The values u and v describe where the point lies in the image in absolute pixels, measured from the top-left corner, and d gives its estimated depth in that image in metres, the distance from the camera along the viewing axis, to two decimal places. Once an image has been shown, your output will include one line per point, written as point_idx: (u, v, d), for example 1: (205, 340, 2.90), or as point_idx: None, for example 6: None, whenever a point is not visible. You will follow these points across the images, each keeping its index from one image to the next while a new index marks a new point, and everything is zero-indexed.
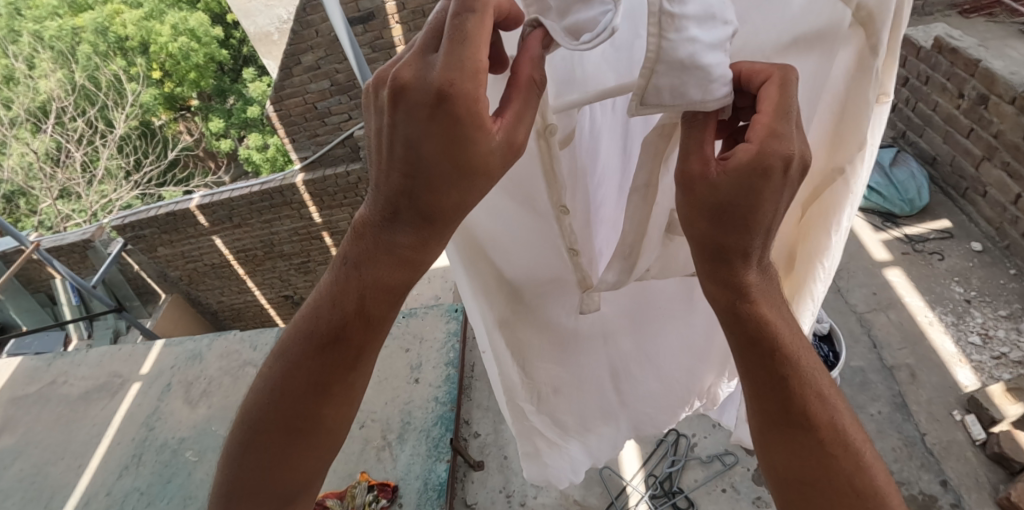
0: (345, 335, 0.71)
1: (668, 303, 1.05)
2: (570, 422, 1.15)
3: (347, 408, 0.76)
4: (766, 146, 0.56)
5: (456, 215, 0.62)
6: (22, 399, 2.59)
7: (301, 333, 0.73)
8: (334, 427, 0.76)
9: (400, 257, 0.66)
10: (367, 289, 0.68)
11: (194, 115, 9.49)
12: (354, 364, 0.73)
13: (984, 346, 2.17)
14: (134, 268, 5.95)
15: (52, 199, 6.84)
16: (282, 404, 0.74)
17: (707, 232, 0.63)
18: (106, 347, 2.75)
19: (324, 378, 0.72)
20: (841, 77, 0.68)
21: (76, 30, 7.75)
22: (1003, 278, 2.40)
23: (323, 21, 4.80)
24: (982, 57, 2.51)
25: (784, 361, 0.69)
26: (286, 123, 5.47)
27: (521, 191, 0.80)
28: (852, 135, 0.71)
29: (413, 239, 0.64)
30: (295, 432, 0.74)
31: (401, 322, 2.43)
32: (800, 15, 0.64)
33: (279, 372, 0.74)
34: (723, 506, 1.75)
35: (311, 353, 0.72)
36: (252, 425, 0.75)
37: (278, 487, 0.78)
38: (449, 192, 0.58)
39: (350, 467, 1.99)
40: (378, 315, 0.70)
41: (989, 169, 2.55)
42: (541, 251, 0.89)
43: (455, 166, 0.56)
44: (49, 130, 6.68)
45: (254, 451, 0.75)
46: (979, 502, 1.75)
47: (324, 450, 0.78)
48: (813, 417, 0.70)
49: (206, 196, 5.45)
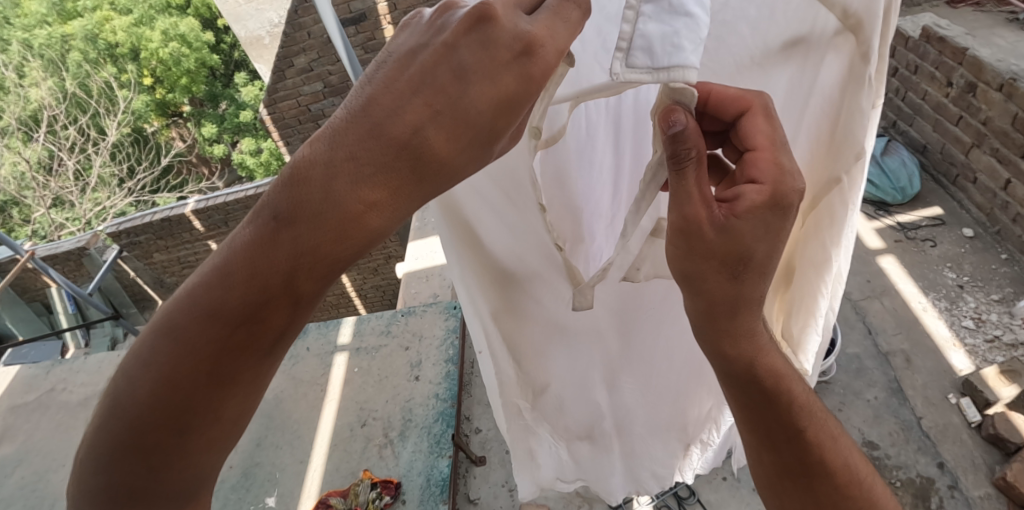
0: (265, 311, 0.60)
1: (654, 320, 1.07)
2: (562, 421, 1.21)
3: (252, 399, 0.66)
4: (779, 188, 0.66)
5: (447, 181, 0.60)
6: (21, 408, 2.58)
7: (204, 308, 0.60)
8: (232, 420, 0.66)
9: (367, 227, 0.58)
10: (313, 259, 0.58)
11: (186, 120, 9.56)
12: (270, 353, 0.64)
13: (977, 329, 2.19)
14: (130, 275, 5.94)
15: (45, 208, 6.80)
16: (174, 396, 0.61)
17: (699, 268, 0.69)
18: (105, 353, 2.75)
19: (229, 366, 0.62)
20: (835, 81, 0.72)
21: (66, 38, 7.84)
22: (994, 263, 2.42)
23: (315, 23, 4.80)
24: (969, 46, 2.54)
25: (766, 375, 0.76)
26: (280, 125, 5.53)
27: (513, 184, 0.86)
28: (849, 143, 0.73)
29: (385, 198, 0.57)
30: (188, 427, 0.63)
31: (401, 321, 2.44)
32: (785, 23, 0.71)
33: (168, 359, 0.60)
34: (723, 494, 1.77)
35: (220, 333, 0.60)
36: (132, 411, 0.61)
37: (160, 490, 0.65)
38: (463, 153, 0.58)
39: (352, 465, 2.00)
40: (309, 297, 0.62)
41: (979, 156, 2.58)
42: (524, 242, 0.95)
43: (483, 130, 0.57)
44: (40, 139, 6.65)
45: (130, 444, 0.62)
46: (975, 483, 1.78)
47: (219, 450, 0.67)
48: (795, 421, 0.78)
49: (200, 201, 5.41)
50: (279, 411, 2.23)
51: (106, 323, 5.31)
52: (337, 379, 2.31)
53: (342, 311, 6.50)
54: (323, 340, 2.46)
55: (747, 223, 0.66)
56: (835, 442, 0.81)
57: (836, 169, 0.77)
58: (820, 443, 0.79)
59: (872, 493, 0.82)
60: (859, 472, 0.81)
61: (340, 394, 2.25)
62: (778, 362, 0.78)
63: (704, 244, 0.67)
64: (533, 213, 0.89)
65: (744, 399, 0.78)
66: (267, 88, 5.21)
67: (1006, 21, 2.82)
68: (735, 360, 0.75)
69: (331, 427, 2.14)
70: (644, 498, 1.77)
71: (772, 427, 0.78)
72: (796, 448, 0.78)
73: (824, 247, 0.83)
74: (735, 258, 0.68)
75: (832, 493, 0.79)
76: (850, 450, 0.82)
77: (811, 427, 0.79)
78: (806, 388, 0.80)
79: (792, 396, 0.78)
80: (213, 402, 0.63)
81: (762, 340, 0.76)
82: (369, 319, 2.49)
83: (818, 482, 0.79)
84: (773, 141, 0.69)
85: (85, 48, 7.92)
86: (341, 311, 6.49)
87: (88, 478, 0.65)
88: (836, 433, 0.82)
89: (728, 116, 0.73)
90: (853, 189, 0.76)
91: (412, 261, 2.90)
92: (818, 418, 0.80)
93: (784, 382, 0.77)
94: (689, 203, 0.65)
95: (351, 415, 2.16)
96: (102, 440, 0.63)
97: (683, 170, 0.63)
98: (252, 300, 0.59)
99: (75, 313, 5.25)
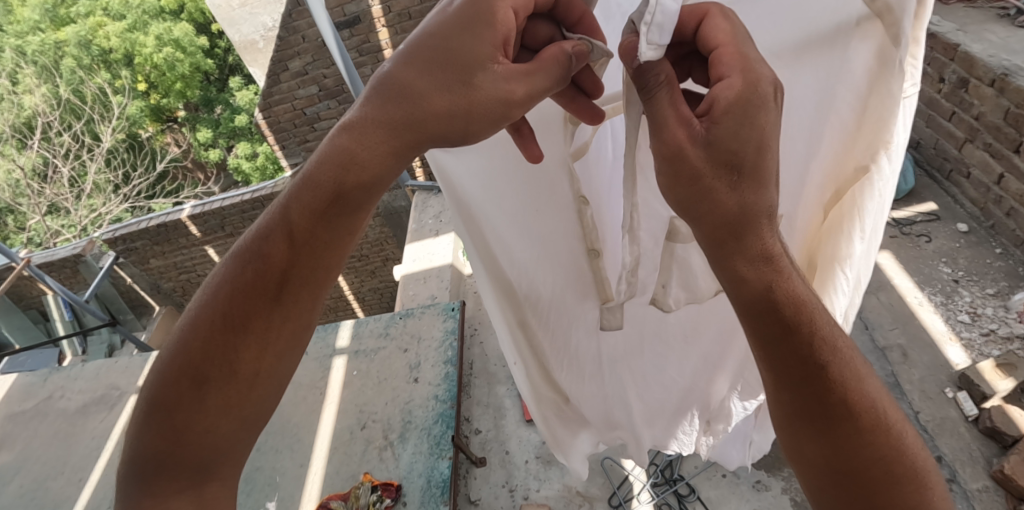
0: (268, 244, 0.78)
1: (675, 327, 1.07)
2: (587, 420, 1.24)
3: (266, 357, 0.80)
4: (749, 79, 0.63)
5: (409, 107, 0.71)
6: (19, 416, 2.57)
7: (234, 252, 0.82)
8: (247, 372, 0.79)
9: (343, 153, 0.74)
10: (302, 189, 0.77)
11: (181, 125, 9.55)
12: (275, 288, 0.78)
13: (973, 324, 2.20)
14: (126, 281, 5.92)
15: (41, 215, 6.78)
16: (198, 342, 0.79)
17: (700, 182, 0.66)
18: (103, 360, 2.74)
19: (241, 303, 0.79)
20: (864, 70, 0.76)
21: (60, 44, 7.85)
22: (989, 257, 2.44)
23: (309, 27, 4.81)
24: (961, 41, 2.56)
25: (788, 306, 0.68)
26: (275, 129, 5.51)
27: (548, 191, 0.92)
28: (877, 136, 0.78)
29: (357, 126, 0.74)
30: (206, 380, 0.79)
31: (400, 323, 2.44)
32: (819, 13, 0.75)
33: (212, 288, 0.81)
34: (724, 491, 1.77)
35: (244, 259, 0.79)
36: (176, 359, 0.80)
37: (184, 452, 0.78)
38: (423, 80, 0.71)
39: (352, 468, 2.00)
40: (304, 231, 0.77)
41: (972, 151, 2.60)
42: (544, 254, 0.98)
43: (440, 61, 0.71)
44: (35, 146, 6.64)
45: (168, 387, 0.80)
46: (973, 476, 1.79)
47: (236, 412, 0.80)
48: (815, 353, 0.69)
49: (196, 206, 5.40)
50: (278, 415, 2.23)
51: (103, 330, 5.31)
52: (337, 381, 2.31)
53: (340, 315, 6.49)
54: (322, 344, 2.46)
55: (725, 125, 0.64)
56: (860, 382, 0.71)
57: (861, 160, 0.81)
58: (843, 382, 0.70)
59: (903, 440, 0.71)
60: (886, 414, 0.71)
61: (340, 396, 2.25)
62: (803, 291, 0.70)
63: (690, 160, 0.66)
64: (562, 222, 0.94)
65: (761, 329, 0.70)
66: (263, 92, 5.21)
67: (998, 17, 2.84)
68: (753, 285, 0.68)
69: (330, 429, 2.14)
70: (645, 497, 1.78)
71: (788, 365, 0.70)
72: (813, 387, 0.69)
73: (847, 242, 0.86)
74: (727, 166, 0.65)
75: (856, 438, 0.70)
76: (877, 390, 0.72)
77: (833, 364, 0.70)
78: (830, 319, 0.71)
79: (814, 327, 0.69)
80: (227, 351, 0.79)
81: (781, 260, 0.70)
82: (369, 321, 2.49)
83: (840, 426, 0.70)
84: (733, 40, 0.66)
85: (79, 55, 7.93)
86: (339, 315, 6.48)
87: (137, 431, 0.81)
88: (863, 374, 0.72)
89: (687, 33, 0.69)
90: (880, 178, 0.81)
91: (410, 263, 2.91)
92: (844, 353, 0.71)
93: (805, 312, 0.69)
94: (668, 126, 0.65)
95: (351, 418, 2.16)
96: (146, 398, 0.81)
97: (654, 96, 0.66)
98: (262, 235, 0.79)
99: (71, 320, 5.25)
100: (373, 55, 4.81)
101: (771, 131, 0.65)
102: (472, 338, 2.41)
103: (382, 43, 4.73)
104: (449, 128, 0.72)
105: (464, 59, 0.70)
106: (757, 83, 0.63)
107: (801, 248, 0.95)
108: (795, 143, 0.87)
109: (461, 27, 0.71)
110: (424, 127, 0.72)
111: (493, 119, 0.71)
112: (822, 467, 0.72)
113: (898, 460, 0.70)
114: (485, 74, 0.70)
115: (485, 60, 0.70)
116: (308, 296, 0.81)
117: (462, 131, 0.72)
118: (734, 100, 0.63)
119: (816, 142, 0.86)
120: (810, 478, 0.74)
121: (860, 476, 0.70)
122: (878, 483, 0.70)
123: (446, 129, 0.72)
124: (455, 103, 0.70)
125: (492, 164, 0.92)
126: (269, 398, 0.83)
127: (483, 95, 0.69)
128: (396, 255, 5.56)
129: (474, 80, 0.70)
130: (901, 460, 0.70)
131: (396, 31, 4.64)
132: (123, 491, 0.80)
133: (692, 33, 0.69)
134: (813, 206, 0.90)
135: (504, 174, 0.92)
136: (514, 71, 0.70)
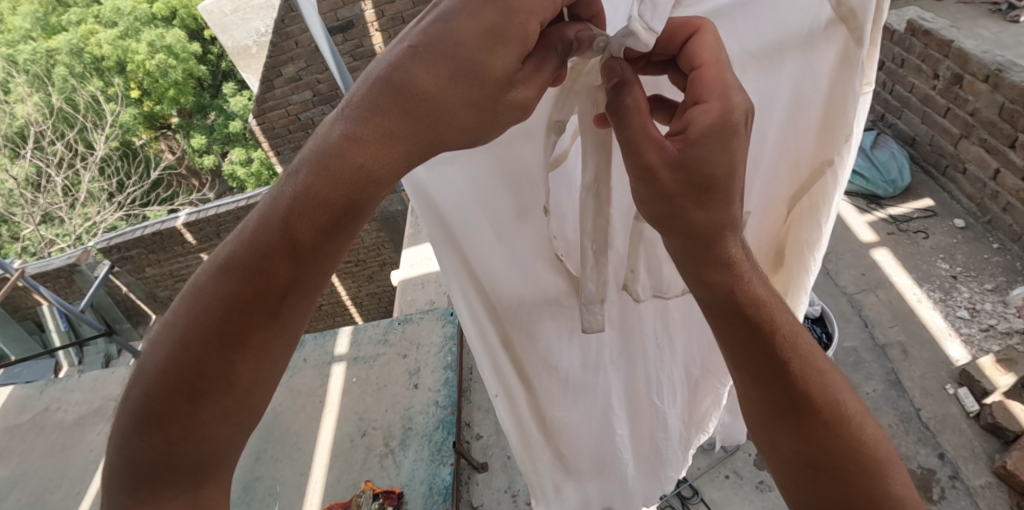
0: (268, 260, 0.66)
1: (650, 325, 1.02)
2: (584, 445, 1.16)
3: (263, 366, 0.73)
4: (726, 106, 0.61)
5: (435, 118, 0.61)
6: (15, 429, 2.55)
7: (221, 263, 0.69)
8: (245, 383, 0.73)
9: (352, 165, 0.61)
10: (306, 202, 0.63)
11: (175, 132, 9.51)
12: (276, 310, 0.69)
13: (972, 319, 2.20)
14: (122, 291, 5.89)
15: (35, 225, 6.73)
16: (188, 361, 0.70)
17: (672, 193, 0.65)
18: (100, 371, 2.72)
19: (238, 321, 0.68)
20: (828, 73, 0.75)
21: (52, 53, 7.79)
22: (987, 253, 2.44)
23: (302, 32, 4.79)
24: (954, 38, 2.57)
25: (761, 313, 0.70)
26: (270, 135, 5.50)
27: (514, 185, 0.87)
28: (840, 129, 0.77)
29: (369, 133, 0.60)
30: (200, 394, 0.71)
31: (397, 329, 2.44)
32: (794, 18, 0.73)
33: (191, 310, 0.69)
34: (726, 492, 1.77)
35: (233, 278, 0.68)
36: (157, 377, 0.71)
37: (184, 457, 0.74)
38: (449, 90, 0.60)
39: (354, 476, 1.99)
40: (308, 249, 0.66)
41: (967, 147, 2.60)
42: (519, 250, 0.94)
43: (468, 72, 0.60)
44: (28, 156, 6.60)
45: (153, 406, 0.71)
46: (977, 472, 1.78)
47: (236, 418, 0.75)
48: (779, 351, 0.70)
49: (191, 213, 5.37)
50: (277, 424, 2.21)
51: (99, 340, 5.26)
52: (336, 388, 2.29)
53: (338, 321, 6.44)
54: (320, 351, 2.45)
55: (701, 150, 0.62)
56: (823, 376, 0.71)
57: (827, 152, 0.80)
58: (805, 375, 0.70)
59: (866, 434, 0.71)
60: (849, 407, 0.71)
61: (339, 404, 2.24)
62: (762, 290, 0.71)
63: (664, 181, 0.65)
64: (530, 220, 0.90)
65: (727, 330, 0.71)
66: (256, 98, 5.20)
67: (989, 13, 2.85)
68: (719, 288, 0.69)
69: (331, 438, 2.13)
70: None
71: (756, 360, 0.71)
72: (780, 381, 0.70)
73: (817, 226, 0.86)
74: (698, 188, 0.65)
75: (821, 432, 0.70)
76: (840, 383, 0.72)
77: (795, 359, 0.70)
78: (792, 315, 0.72)
79: (775, 323, 0.70)
80: (223, 366, 0.71)
81: (742, 265, 0.70)
82: (366, 327, 2.49)
83: (807, 419, 0.70)
84: (719, 59, 0.63)
85: (71, 63, 7.87)
86: (337, 320, 6.43)
87: (121, 448, 0.74)
88: (826, 368, 0.72)
89: (676, 44, 0.65)
90: (846, 172, 0.80)
91: (407, 268, 2.90)
92: (805, 350, 0.72)
93: (766, 310, 0.70)
94: (643, 152, 0.64)
95: (352, 425, 2.15)
96: (127, 415, 0.73)
97: (629, 124, 0.63)
98: (258, 249, 0.66)
99: (67, 331, 5.22)
100: (367, 59, 4.80)
101: (739, 154, 0.63)
102: None
103: (375, 47, 4.72)
104: (470, 137, 0.64)
105: (494, 69, 0.61)
106: (730, 111, 0.61)
107: (767, 239, 0.94)
108: (761, 142, 0.84)
109: (490, 33, 0.60)
110: (449, 139, 0.63)
111: (515, 120, 0.66)
112: (796, 461, 0.72)
113: (864, 453, 0.70)
114: (514, 90, 0.63)
115: (511, 74, 0.62)
116: (309, 303, 0.72)
117: (480, 137, 0.65)
118: (711, 126, 0.61)
119: (779, 146, 0.84)
120: (784, 472, 0.74)
121: (828, 469, 0.70)
122: (849, 471, 0.69)
123: (466, 138, 0.64)
124: (479, 115, 0.63)
125: (472, 175, 0.86)
126: (262, 400, 0.77)
127: (511, 108, 0.64)
128: (393, 259, 5.56)
129: (505, 92, 0.62)
130: (865, 452, 0.70)
131: (389, 35, 4.64)
132: (111, 496, 0.76)
133: (680, 47, 0.65)
134: (779, 200, 0.89)
135: (487, 185, 0.87)
136: (536, 81, 0.64)
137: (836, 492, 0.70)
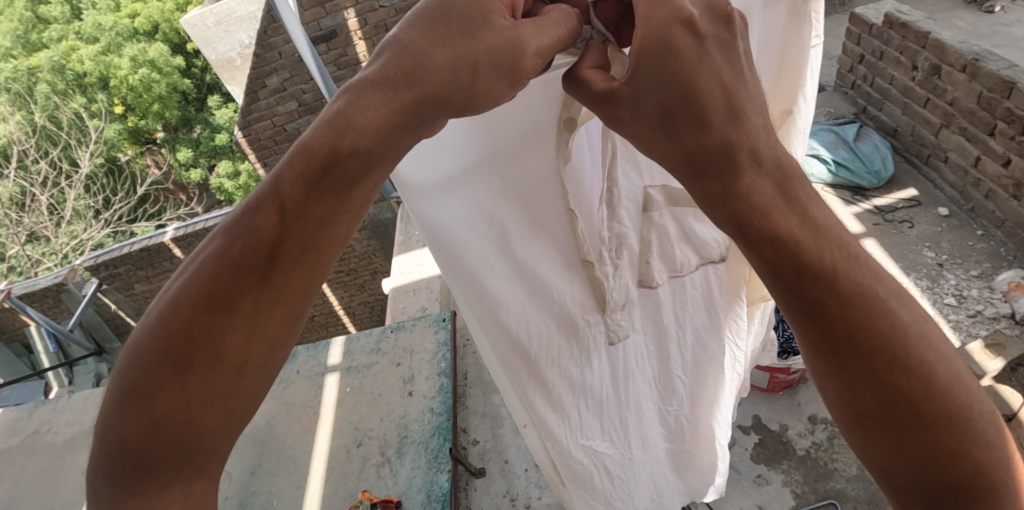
0: (258, 217, 0.70)
1: (677, 312, 1.03)
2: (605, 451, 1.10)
3: (253, 346, 0.73)
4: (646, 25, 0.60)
5: (415, 68, 0.64)
6: (5, 452, 2.50)
7: (220, 231, 0.73)
8: (235, 360, 0.73)
9: (337, 115, 0.65)
10: (296, 155, 0.68)
11: (160, 147, 9.45)
12: (263, 274, 0.70)
13: (959, 306, 2.22)
14: (111, 308, 5.82)
15: (20, 246, 6.65)
16: (176, 325, 0.71)
17: (642, 124, 0.62)
18: (91, 390, 2.69)
19: (228, 282, 0.71)
20: (779, 24, 0.80)
21: (33, 70, 7.96)
22: (971, 240, 2.47)
23: (285, 43, 4.80)
24: (931, 29, 2.62)
25: (792, 250, 0.57)
26: (256, 146, 5.48)
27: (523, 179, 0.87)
28: (795, 79, 0.81)
29: (360, 86, 0.65)
30: (189, 365, 0.72)
31: (390, 337, 2.44)
32: None
33: (190, 276, 0.72)
34: (725, 488, 1.76)
35: (229, 241, 0.71)
36: (154, 346, 0.72)
37: (169, 446, 0.73)
38: (428, 41, 0.65)
39: (350, 487, 1.97)
40: (294, 205, 0.68)
41: (948, 136, 2.63)
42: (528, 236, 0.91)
43: (448, 24, 0.65)
44: (12, 176, 6.55)
45: (141, 376, 0.72)
46: None
47: (227, 401, 0.74)
48: (810, 289, 0.57)
49: (179, 228, 5.32)
50: (272, 438, 2.19)
51: (89, 360, 5.19)
52: (331, 399, 2.27)
53: (331, 331, 6.39)
54: (313, 362, 2.44)
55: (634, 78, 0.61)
56: (879, 313, 0.57)
57: (783, 103, 0.84)
58: (850, 317, 0.57)
59: (940, 378, 0.58)
60: (917, 353, 0.57)
61: (334, 415, 2.22)
62: (788, 221, 0.58)
63: (624, 112, 0.63)
64: (553, 215, 0.90)
65: (751, 260, 0.60)
66: (241, 110, 5.16)
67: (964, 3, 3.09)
68: (726, 210, 0.60)
69: (327, 449, 2.11)
70: None
71: (785, 296, 0.59)
72: (818, 326, 0.58)
73: None
74: (658, 118, 0.61)
75: (872, 380, 0.58)
76: (909, 321, 0.57)
77: (830, 298, 0.57)
78: (829, 241, 0.58)
79: (800, 260, 0.57)
80: (212, 336, 0.71)
81: (764, 197, 0.58)
82: (359, 337, 2.48)
83: (853, 365, 0.58)
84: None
85: (53, 80, 8.00)
86: (330, 331, 6.37)
87: (107, 427, 0.73)
88: (890, 304, 0.57)
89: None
90: (803, 121, 0.84)
91: (399, 275, 2.89)
92: (847, 291, 0.57)
93: (790, 245, 0.57)
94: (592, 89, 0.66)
95: (348, 436, 2.13)
96: (119, 389, 0.73)
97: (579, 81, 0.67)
98: (252, 208, 0.70)
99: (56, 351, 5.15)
100: (351, 68, 4.77)
101: (691, 62, 0.59)
102: (465, 348, 2.41)
103: (359, 56, 4.70)
104: (454, 85, 0.65)
105: (474, 13, 0.65)
106: (658, 29, 0.59)
107: None
108: None
109: None
110: (429, 87, 0.65)
111: (502, 70, 0.65)
112: (847, 409, 0.61)
113: (928, 404, 0.57)
114: (493, 34, 0.65)
115: (493, 22, 0.65)
116: (298, 278, 0.72)
117: (465, 92, 0.66)
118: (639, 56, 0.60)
119: None
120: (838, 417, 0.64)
121: (883, 420, 0.59)
122: (907, 424, 0.58)
123: (451, 88, 0.65)
124: (456, 58, 0.64)
125: (477, 196, 0.87)
126: (257, 390, 0.77)
127: (488, 51, 0.64)
128: (384, 268, 5.54)
129: (480, 35, 0.65)
130: (935, 404, 0.57)
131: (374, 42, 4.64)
132: (98, 491, 0.75)
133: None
134: None
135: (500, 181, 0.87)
136: (528, 30, 0.65)
137: (893, 450, 0.60)
